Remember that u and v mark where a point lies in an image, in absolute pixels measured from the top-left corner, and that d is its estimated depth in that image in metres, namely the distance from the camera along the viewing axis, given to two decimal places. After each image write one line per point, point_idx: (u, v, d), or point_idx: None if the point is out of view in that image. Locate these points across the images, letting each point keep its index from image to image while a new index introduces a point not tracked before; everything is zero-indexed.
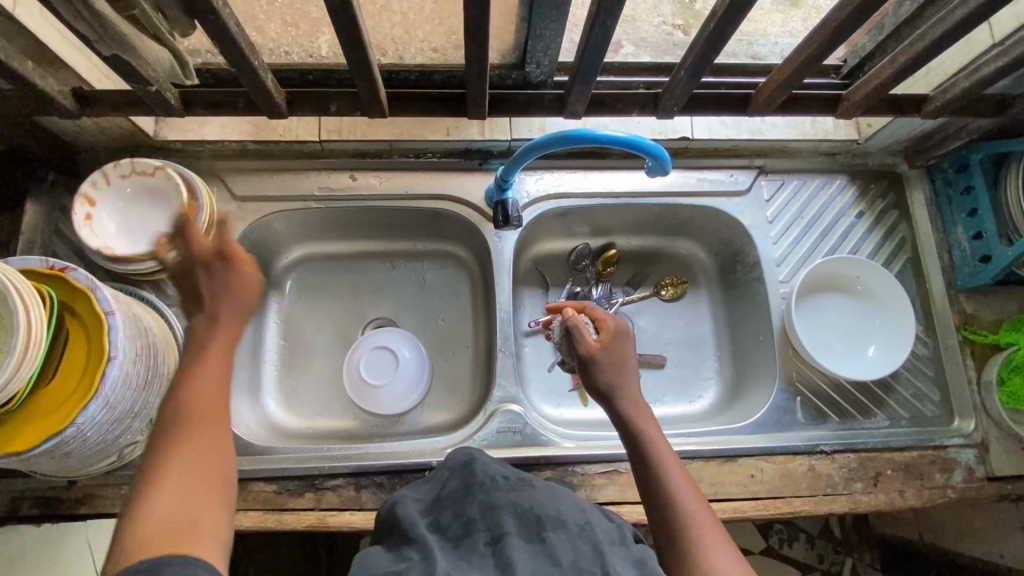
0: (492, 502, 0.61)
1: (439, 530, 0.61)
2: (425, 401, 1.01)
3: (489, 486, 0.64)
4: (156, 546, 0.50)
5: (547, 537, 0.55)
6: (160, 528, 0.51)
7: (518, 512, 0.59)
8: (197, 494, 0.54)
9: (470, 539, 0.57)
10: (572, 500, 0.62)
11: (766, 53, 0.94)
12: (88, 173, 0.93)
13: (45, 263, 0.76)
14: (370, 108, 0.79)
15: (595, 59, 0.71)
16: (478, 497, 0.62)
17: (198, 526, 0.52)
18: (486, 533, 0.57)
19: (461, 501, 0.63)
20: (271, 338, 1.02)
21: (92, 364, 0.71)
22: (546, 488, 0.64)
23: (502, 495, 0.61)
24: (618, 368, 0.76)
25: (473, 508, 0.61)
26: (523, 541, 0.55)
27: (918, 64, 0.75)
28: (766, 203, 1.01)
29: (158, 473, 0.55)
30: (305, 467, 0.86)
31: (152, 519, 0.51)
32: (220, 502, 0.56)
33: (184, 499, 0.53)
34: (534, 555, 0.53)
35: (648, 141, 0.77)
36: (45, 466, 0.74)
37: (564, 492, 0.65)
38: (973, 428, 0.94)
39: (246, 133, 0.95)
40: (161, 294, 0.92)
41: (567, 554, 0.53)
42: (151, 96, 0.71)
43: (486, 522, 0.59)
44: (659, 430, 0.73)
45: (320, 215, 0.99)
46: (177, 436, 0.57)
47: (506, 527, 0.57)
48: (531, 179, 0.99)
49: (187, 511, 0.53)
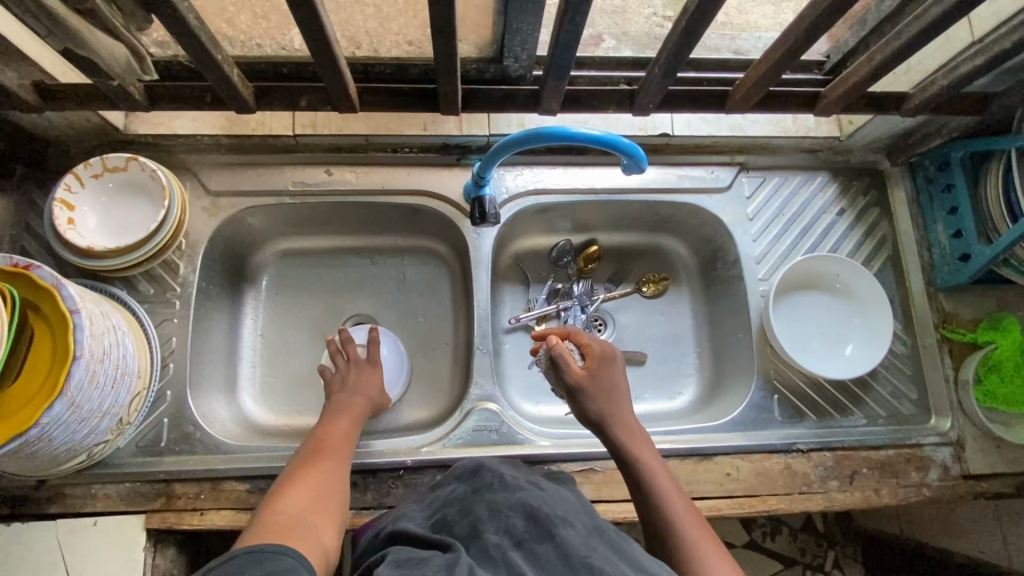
0: (503, 501, 0.62)
1: (443, 531, 0.61)
2: (405, 398, 1.00)
3: (497, 487, 0.65)
4: (278, 527, 0.62)
5: (559, 533, 0.56)
6: (285, 517, 0.65)
7: (529, 509, 0.59)
8: (316, 505, 0.68)
9: (479, 537, 0.58)
10: (580, 506, 0.63)
11: (748, 48, 0.93)
12: (57, 168, 0.92)
13: (9, 260, 0.74)
14: (341, 102, 0.77)
15: (567, 55, 0.70)
16: (486, 498, 0.63)
17: (313, 526, 0.65)
18: (496, 529, 0.58)
19: (468, 503, 0.64)
20: (247, 335, 1.01)
21: (57, 363, 0.70)
22: (555, 490, 0.65)
23: (512, 494, 0.62)
24: (609, 397, 0.77)
25: (482, 507, 0.62)
26: (537, 537, 0.56)
27: (895, 62, 0.74)
28: (747, 200, 1.00)
29: (292, 484, 0.71)
30: (277, 466, 0.85)
31: (281, 509, 0.66)
32: (332, 521, 0.68)
33: (306, 504, 0.68)
34: (547, 553, 0.54)
35: (623, 139, 0.75)
36: (13, 466, 0.74)
37: (571, 496, 0.66)
38: (950, 427, 0.94)
39: (219, 126, 0.93)
40: (133, 290, 0.90)
41: (579, 550, 0.54)
42: (113, 90, 0.69)
43: (495, 519, 0.59)
44: (655, 455, 0.74)
45: (296, 210, 0.98)
46: (309, 463, 0.74)
47: (518, 522, 0.58)
48: (510, 175, 0.98)
49: (305, 513, 0.66)
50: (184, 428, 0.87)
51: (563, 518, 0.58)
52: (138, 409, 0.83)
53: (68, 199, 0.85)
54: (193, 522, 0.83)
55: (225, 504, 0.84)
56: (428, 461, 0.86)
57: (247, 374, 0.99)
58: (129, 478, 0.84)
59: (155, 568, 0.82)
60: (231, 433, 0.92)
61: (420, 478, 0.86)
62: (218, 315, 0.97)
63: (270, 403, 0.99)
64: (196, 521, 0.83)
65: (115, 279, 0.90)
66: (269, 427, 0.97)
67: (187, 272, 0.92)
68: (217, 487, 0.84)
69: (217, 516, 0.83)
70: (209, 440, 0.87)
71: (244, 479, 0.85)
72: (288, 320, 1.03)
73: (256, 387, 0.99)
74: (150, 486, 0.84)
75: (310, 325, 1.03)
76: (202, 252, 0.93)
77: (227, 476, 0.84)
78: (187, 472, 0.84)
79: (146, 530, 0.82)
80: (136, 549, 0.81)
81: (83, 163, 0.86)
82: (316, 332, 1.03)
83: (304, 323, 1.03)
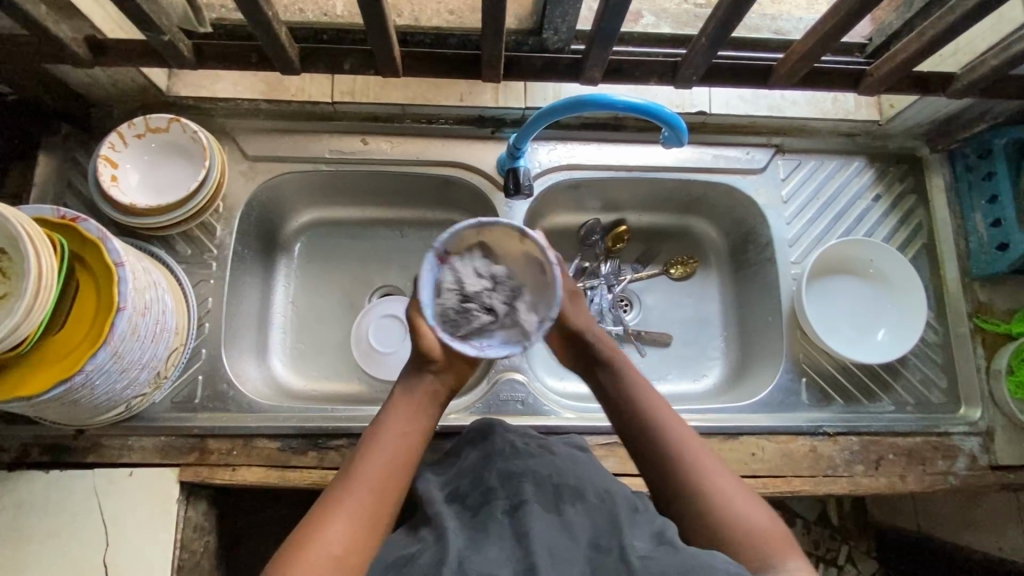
0: (512, 470, 0.60)
1: (456, 499, 0.60)
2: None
3: (507, 453, 0.63)
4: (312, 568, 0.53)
5: (565, 511, 0.55)
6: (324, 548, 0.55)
7: (538, 482, 0.58)
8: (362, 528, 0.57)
9: (489, 508, 0.57)
10: (594, 470, 0.62)
11: (790, 28, 0.91)
12: (100, 127, 0.93)
13: (57, 212, 0.75)
14: (383, 67, 0.78)
15: (614, 21, 0.69)
16: (497, 465, 0.61)
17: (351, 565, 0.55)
18: (505, 502, 0.57)
19: (479, 469, 0.62)
20: (278, 301, 1.02)
21: (102, 313, 0.71)
22: (567, 456, 0.63)
23: (523, 463, 0.61)
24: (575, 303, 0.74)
25: (492, 476, 0.60)
26: (544, 512, 0.55)
27: (944, 39, 0.73)
28: (781, 182, 1.00)
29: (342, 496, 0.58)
30: (309, 426, 0.87)
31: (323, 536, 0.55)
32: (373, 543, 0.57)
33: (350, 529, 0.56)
34: (551, 527, 0.54)
35: (664, 109, 0.76)
36: (56, 414, 0.76)
37: (589, 462, 0.64)
38: (979, 416, 0.93)
39: (260, 91, 0.94)
40: (171, 250, 0.92)
41: (583, 529, 0.54)
42: (164, 45, 0.71)
43: (505, 490, 0.58)
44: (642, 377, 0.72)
45: (330, 178, 0.99)
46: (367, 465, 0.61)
47: (525, 495, 0.56)
48: (543, 149, 0.98)
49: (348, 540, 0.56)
50: (217, 386, 0.89)
51: (572, 491, 0.57)
52: (175, 364, 0.85)
53: (112, 156, 0.87)
54: (225, 477, 0.85)
55: (257, 460, 0.85)
56: (455, 427, 0.87)
57: (278, 339, 1.01)
58: (163, 432, 0.86)
59: (187, 520, 0.84)
60: (262, 393, 0.94)
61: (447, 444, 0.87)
62: (252, 280, 0.98)
63: (299, 367, 1.00)
64: (227, 476, 0.85)
65: (154, 238, 0.92)
66: (298, 391, 0.99)
67: (224, 235, 0.93)
68: (249, 444, 0.86)
69: (249, 472, 0.85)
70: (242, 399, 0.89)
71: (275, 437, 0.86)
72: (318, 287, 1.04)
73: (286, 351, 1.01)
74: (184, 440, 0.86)
75: (340, 294, 1.04)
76: (239, 215, 0.94)
77: (259, 434, 0.86)
78: (220, 428, 0.86)
79: (180, 482, 0.84)
80: (169, 500, 0.83)
81: (127, 124, 0.88)
82: (345, 301, 1.04)
83: (335, 291, 1.04)
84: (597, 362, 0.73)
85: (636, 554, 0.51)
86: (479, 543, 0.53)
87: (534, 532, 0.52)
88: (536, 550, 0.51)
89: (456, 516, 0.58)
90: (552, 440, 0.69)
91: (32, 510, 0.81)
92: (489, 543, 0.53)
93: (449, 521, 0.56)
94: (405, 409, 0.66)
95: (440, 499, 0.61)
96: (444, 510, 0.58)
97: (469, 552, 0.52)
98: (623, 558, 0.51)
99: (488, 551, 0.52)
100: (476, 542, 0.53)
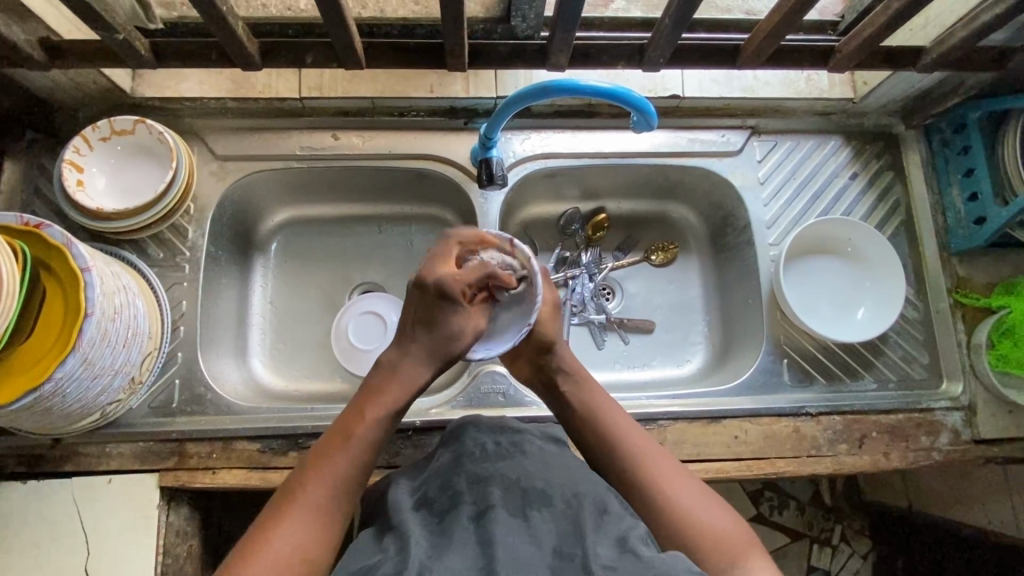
0: (480, 473, 0.60)
1: (424, 504, 0.60)
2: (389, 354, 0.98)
3: (477, 457, 0.63)
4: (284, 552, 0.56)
5: (531, 515, 0.55)
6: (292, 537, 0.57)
7: (505, 487, 0.58)
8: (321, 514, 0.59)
9: (455, 512, 0.56)
10: (563, 468, 0.62)
11: (760, 8, 0.91)
12: (65, 132, 0.92)
13: (20, 218, 0.73)
14: (346, 60, 0.77)
15: (577, 4, 0.68)
16: (466, 468, 0.62)
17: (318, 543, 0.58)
18: (471, 506, 0.57)
19: (449, 472, 0.62)
20: (256, 301, 1.01)
21: (71, 318, 0.70)
22: (537, 456, 0.63)
23: (490, 467, 0.61)
24: (555, 316, 0.77)
25: (460, 480, 0.60)
26: (509, 516, 0.55)
27: (909, 12, 0.72)
28: (758, 164, 0.99)
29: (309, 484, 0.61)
30: (288, 426, 0.86)
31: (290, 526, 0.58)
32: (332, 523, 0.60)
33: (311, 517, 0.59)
34: (517, 532, 0.53)
35: (633, 93, 0.75)
36: (28, 423, 0.75)
37: (559, 461, 0.64)
38: (961, 391, 0.93)
39: (226, 89, 0.92)
40: (143, 254, 0.91)
41: (548, 536, 0.54)
42: (120, 45, 0.70)
43: (471, 495, 0.58)
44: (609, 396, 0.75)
45: (303, 175, 0.98)
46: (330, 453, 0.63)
47: (492, 500, 0.56)
48: (517, 139, 0.97)
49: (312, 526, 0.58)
50: (195, 389, 0.88)
51: (538, 496, 0.57)
52: (150, 368, 0.84)
53: (77, 160, 0.85)
54: (205, 480, 0.84)
55: (237, 463, 0.85)
56: (436, 422, 0.87)
57: (258, 340, 1.00)
58: (142, 438, 0.85)
59: (169, 525, 0.84)
60: (242, 395, 0.93)
61: (429, 438, 0.87)
62: (228, 282, 0.97)
63: (279, 368, 0.99)
64: (208, 479, 0.84)
65: (124, 243, 0.90)
66: (279, 391, 0.98)
67: (196, 236, 0.92)
68: (229, 447, 0.85)
69: (229, 474, 0.84)
70: (220, 402, 0.88)
71: (255, 438, 0.86)
72: (297, 287, 1.03)
73: (266, 352, 1.00)
74: (163, 445, 0.85)
75: (319, 292, 1.03)
76: (210, 217, 0.93)
77: (238, 436, 0.86)
78: (200, 432, 0.85)
79: (159, 487, 0.83)
80: (150, 506, 0.82)
81: (90, 127, 0.86)
82: (324, 299, 1.03)
83: (313, 290, 1.03)
84: (556, 376, 0.75)
85: (599, 562, 0.50)
86: (444, 547, 0.52)
87: (498, 537, 0.52)
88: (499, 556, 0.50)
89: (422, 522, 0.57)
90: (525, 432, 0.69)
91: (11, 522, 0.80)
92: (451, 548, 0.52)
93: (416, 527, 0.56)
94: (386, 388, 0.67)
95: (409, 506, 0.60)
96: (411, 519, 0.57)
97: (430, 558, 0.51)
98: (585, 564, 0.50)
99: (450, 560, 0.50)
100: (439, 547, 0.52)
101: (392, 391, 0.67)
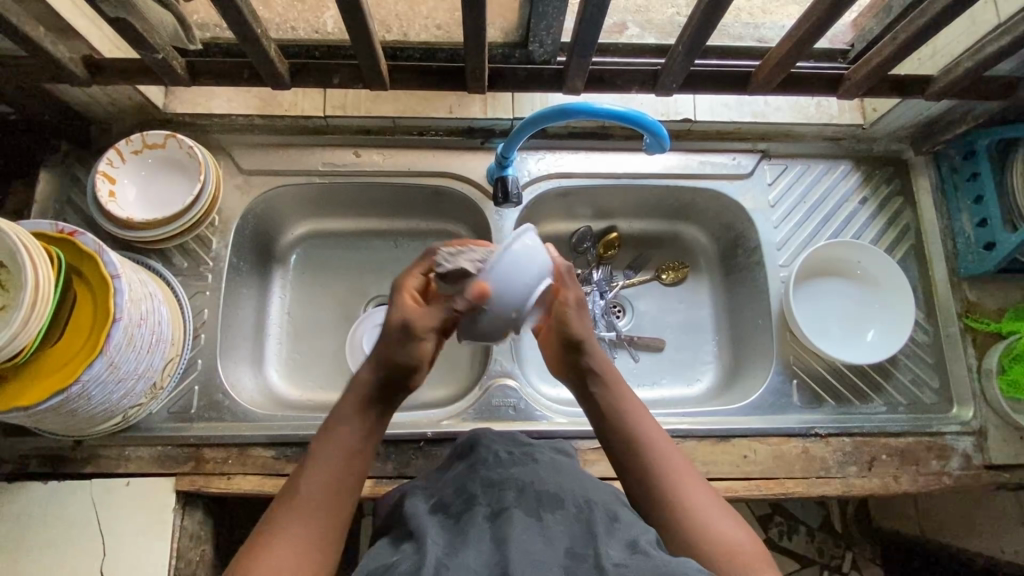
0: (495, 477, 0.61)
1: (440, 508, 0.61)
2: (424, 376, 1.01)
3: (491, 463, 0.64)
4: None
5: (544, 516, 0.56)
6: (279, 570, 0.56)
7: (519, 489, 0.59)
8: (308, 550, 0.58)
9: (470, 514, 0.58)
10: (574, 476, 0.64)
11: (771, 37, 0.93)
12: (99, 145, 0.96)
13: (55, 226, 0.77)
14: (371, 80, 0.80)
15: (593, 30, 0.71)
16: (481, 474, 0.63)
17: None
18: (487, 508, 0.58)
19: (464, 478, 0.63)
20: (274, 312, 1.04)
21: (99, 322, 0.73)
22: (549, 463, 0.65)
23: (505, 472, 0.62)
24: (581, 313, 0.73)
25: (475, 484, 0.61)
26: (524, 516, 0.56)
27: (916, 43, 0.75)
28: (768, 187, 1.01)
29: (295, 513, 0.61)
30: (303, 434, 0.88)
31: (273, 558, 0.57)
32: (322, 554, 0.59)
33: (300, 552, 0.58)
34: (531, 530, 0.54)
35: (645, 116, 0.77)
36: (52, 424, 0.77)
37: (571, 469, 0.65)
38: (972, 416, 0.93)
39: (254, 107, 0.97)
40: (168, 264, 0.94)
41: (561, 537, 0.54)
42: (158, 64, 0.74)
43: (487, 497, 0.59)
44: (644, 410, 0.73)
45: (324, 190, 1.01)
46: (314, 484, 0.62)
47: (507, 501, 0.57)
48: (532, 159, 1.00)
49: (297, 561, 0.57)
50: (213, 396, 0.90)
51: (551, 499, 0.58)
52: (171, 374, 0.86)
53: (109, 172, 0.89)
54: (220, 486, 0.85)
55: (252, 469, 0.86)
56: (447, 433, 0.88)
57: (274, 349, 1.02)
58: (160, 442, 0.87)
59: (183, 529, 0.85)
60: (257, 402, 0.95)
61: (440, 450, 0.88)
62: (249, 292, 1.00)
63: (294, 378, 1.01)
64: (223, 485, 0.85)
65: (151, 252, 0.94)
66: (293, 401, 1.00)
67: (219, 247, 0.95)
68: (245, 453, 0.87)
69: (244, 480, 0.86)
70: (237, 408, 0.90)
71: (270, 445, 0.87)
72: (314, 298, 1.06)
73: (281, 362, 1.02)
74: (181, 450, 0.87)
75: (335, 305, 1.05)
76: (234, 228, 0.96)
77: (254, 443, 0.87)
78: (217, 437, 0.87)
79: (175, 492, 0.85)
80: (166, 509, 0.84)
81: (124, 141, 0.90)
82: (340, 311, 1.05)
83: (330, 303, 1.06)
84: (585, 377, 0.74)
85: (611, 562, 0.51)
86: (461, 545, 0.53)
87: (513, 536, 0.53)
88: (513, 555, 0.51)
89: (438, 523, 0.58)
90: (536, 446, 0.70)
91: (30, 521, 0.82)
92: (467, 546, 0.53)
93: (432, 529, 0.57)
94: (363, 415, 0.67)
95: (425, 510, 0.61)
96: (428, 520, 0.58)
97: (447, 557, 0.52)
98: (598, 565, 0.51)
99: (467, 558, 0.52)
100: (456, 544, 0.54)
101: (359, 421, 0.66)
